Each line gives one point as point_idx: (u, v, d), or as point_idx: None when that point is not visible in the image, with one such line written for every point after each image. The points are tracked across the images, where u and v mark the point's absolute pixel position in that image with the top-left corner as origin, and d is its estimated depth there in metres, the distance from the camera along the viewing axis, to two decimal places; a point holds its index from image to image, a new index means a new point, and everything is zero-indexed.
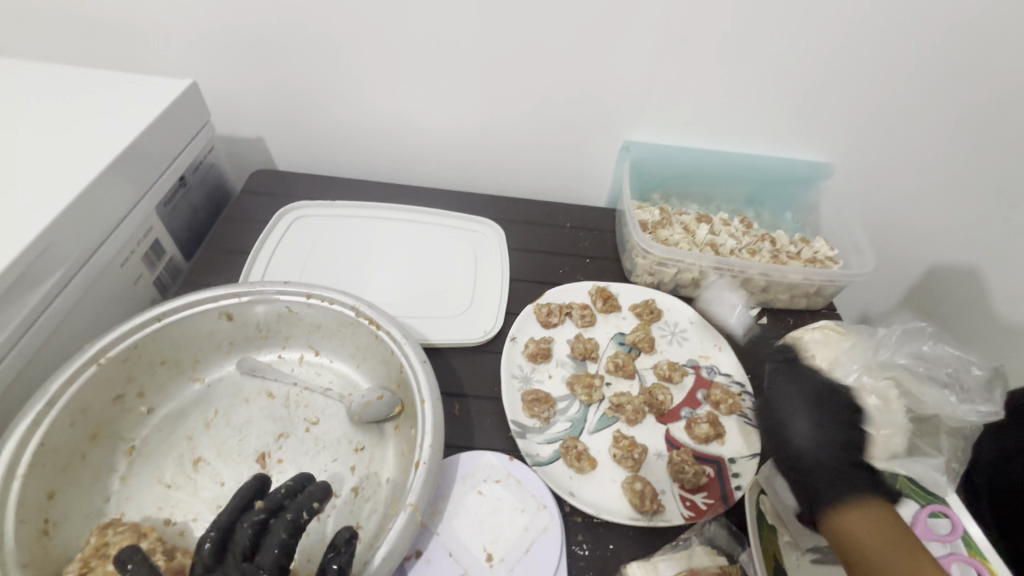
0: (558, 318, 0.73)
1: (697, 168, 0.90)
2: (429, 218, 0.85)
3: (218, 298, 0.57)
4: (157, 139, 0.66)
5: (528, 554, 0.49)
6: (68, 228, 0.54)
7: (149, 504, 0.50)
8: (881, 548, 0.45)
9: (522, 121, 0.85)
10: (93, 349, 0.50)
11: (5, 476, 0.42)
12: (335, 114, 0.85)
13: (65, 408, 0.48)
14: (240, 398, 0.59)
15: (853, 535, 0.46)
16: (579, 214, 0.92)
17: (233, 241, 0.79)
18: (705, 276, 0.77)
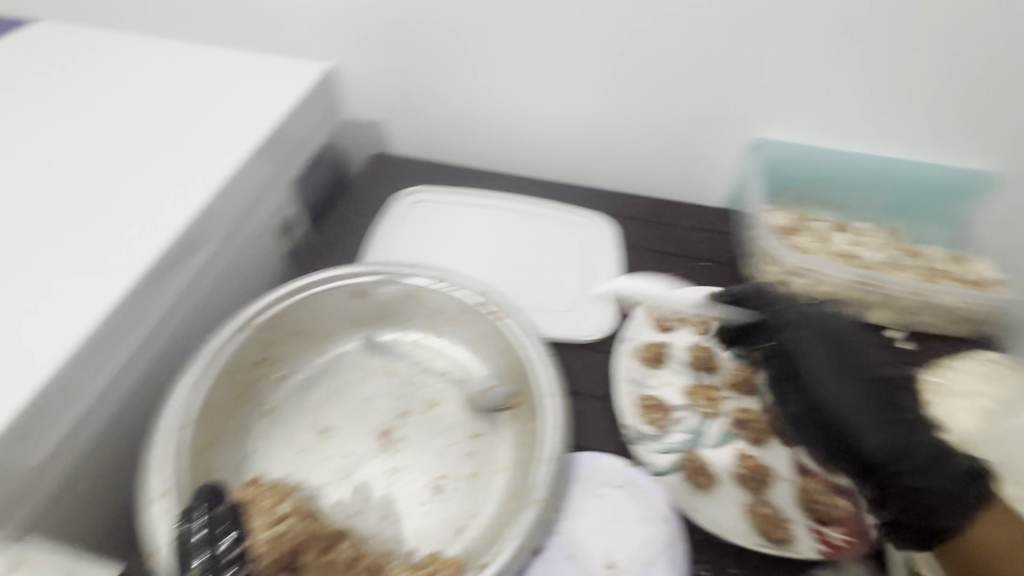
0: (676, 323, 0.69)
1: (834, 172, 0.83)
2: (541, 208, 0.83)
3: (353, 275, 0.59)
4: (302, 118, 0.70)
5: (651, 567, 0.47)
6: (226, 201, 0.59)
7: (285, 465, 0.53)
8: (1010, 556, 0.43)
9: (644, 114, 0.82)
10: (246, 315, 0.54)
11: (175, 422, 0.46)
12: (457, 100, 0.87)
13: (220, 367, 0.51)
14: (364, 373, 0.60)
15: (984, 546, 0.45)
16: (696, 214, 0.86)
17: (354, 220, 0.82)
18: (843, 290, 0.71)
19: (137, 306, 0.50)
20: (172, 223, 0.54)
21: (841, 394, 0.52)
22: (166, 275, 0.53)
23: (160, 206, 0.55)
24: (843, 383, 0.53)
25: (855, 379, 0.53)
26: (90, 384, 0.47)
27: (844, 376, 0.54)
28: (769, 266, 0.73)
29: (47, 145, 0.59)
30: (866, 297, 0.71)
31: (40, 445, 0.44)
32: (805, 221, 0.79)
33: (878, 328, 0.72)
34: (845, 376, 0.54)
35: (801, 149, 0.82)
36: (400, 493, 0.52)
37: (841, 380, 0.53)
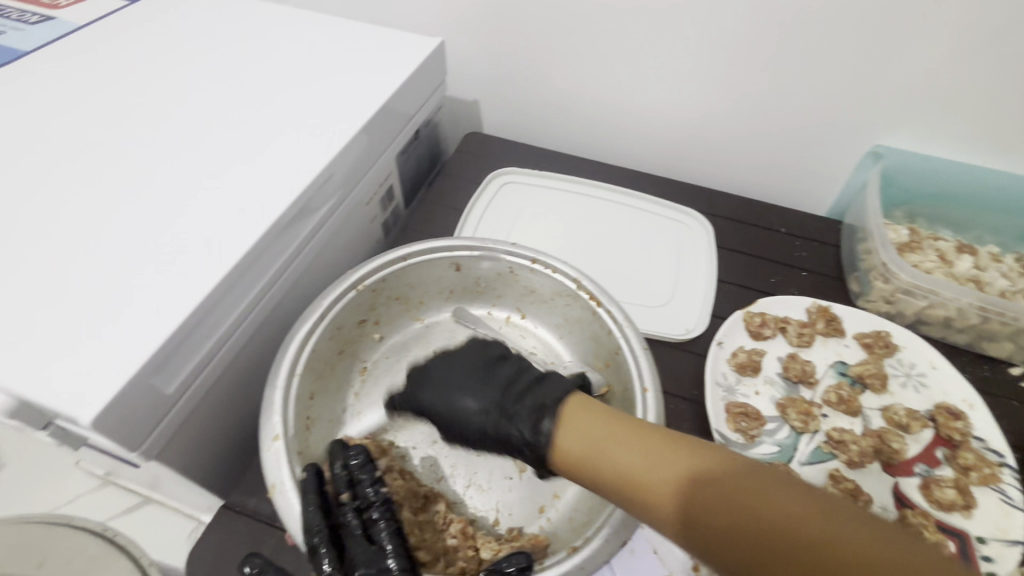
0: (773, 331, 0.66)
1: (963, 187, 0.76)
2: (635, 200, 0.81)
3: (453, 250, 0.60)
4: (409, 91, 0.70)
5: None
6: (342, 163, 0.60)
7: (378, 424, 0.55)
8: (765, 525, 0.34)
9: (755, 113, 0.78)
10: (355, 276, 0.55)
11: (288, 372, 0.48)
12: (557, 83, 0.86)
13: (329, 322, 0.53)
14: (454, 344, 0.62)
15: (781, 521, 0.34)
16: (797, 221, 0.82)
17: (447, 196, 0.84)
18: (964, 317, 0.65)
19: (260, 255, 0.51)
20: (298, 180, 0.55)
21: (521, 414, 0.44)
22: (286, 229, 0.54)
23: (285, 161, 0.56)
24: (463, 395, 0.48)
25: (464, 388, 0.48)
26: (217, 325, 0.48)
27: (453, 383, 0.49)
28: (880, 282, 0.69)
29: (182, 94, 0.62)
30: (988, 326, 0.64)
31: (171, 379, 0.45)
32: (926, 237, 0.73)
33: (999, 362, 0.66)
34: (443, 382, 0.49)
35: (929, 159, 0.75)
36: (486, 465, 0.52)
37: (454, 391, 0.48)
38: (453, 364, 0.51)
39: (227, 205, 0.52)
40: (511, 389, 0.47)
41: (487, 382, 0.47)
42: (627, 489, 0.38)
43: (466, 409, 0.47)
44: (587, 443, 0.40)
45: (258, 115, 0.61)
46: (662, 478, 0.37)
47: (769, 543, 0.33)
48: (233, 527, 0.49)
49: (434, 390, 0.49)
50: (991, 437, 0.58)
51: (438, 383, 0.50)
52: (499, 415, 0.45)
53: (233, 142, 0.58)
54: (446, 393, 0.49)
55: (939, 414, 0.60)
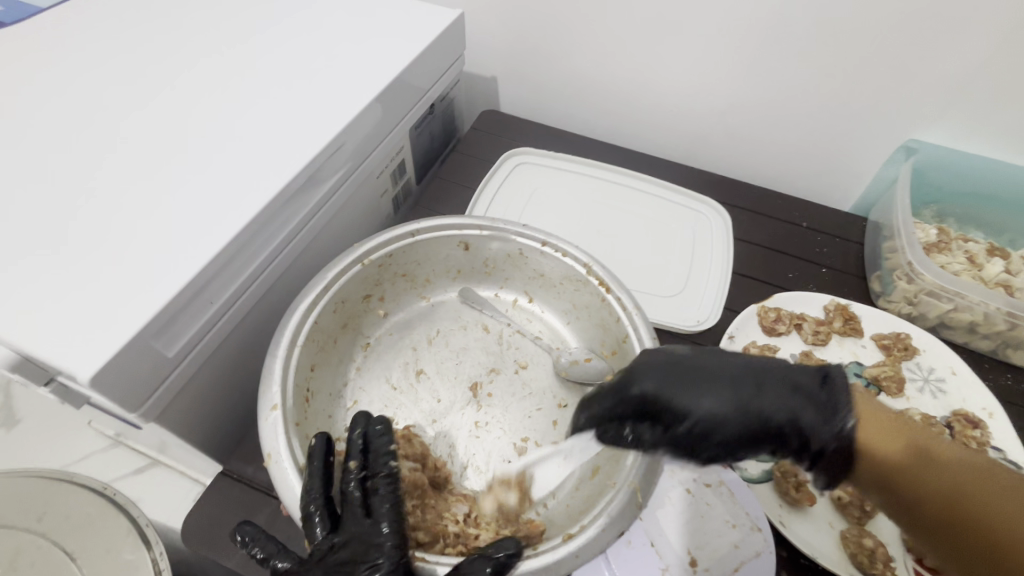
0: (787, 327, 0.64)
1: (1000, 187, 0.73)
2: (651, 187, 0.79)
3: (461, 228, 0.59)
4: (426, 64, 0.69)
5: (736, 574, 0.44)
6: (353, 134, 0.59)
7: (378, 400, 0.54)
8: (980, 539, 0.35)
9: (782, 100, 0.75)
10: (361, 250, 0.54)
11: (289, 343, 0.48)
12: (579, 63, 0.83)
13: (333, 295, 0.52)
14: (459, 324, 0.61)
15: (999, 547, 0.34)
16: (820, 215, 0.79)
17: (460, 174, 0.82)
18: (990, 323, 0.62)
19: (266, 223, 0.51)
20: (308, 148, 0.54)
21: (788, 401, 0.40)
22: (293, 199, 0.53)
23: (295, 129, 0.55)
24: (712, 394, 0.41)
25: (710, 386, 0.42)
26: (220, 293, 0.48)
27: (699, 381, 0.42)
28: (904, 282, 0.66)
29: (194, 57, 0.61)
30: (1015, 333, 0.62)
31: (173, 344, 0.44)
32: (957, 239, 0.70)
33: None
34: (675, 382, 0.42)
35: (965, 156, 0.72)
36: (486, 447, 0.52)
37: (699, 391, 0.41)
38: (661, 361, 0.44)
39: (234, 171, 0.51)
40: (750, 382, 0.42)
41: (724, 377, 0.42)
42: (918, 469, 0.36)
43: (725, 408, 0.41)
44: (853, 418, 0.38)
45: (271, 80, 0.60)
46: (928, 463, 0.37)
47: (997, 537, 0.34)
48: (228, 492, 0.49)
49: (680, 393, 0.42)
50: (1009, 447, 0.56)
51: (664, 383, 0.43)
52: (765, 412, 0.40)
53: (243, 106, 0.57)
54: (686, 396, 0.42)
55: (955, 421, 0.58)
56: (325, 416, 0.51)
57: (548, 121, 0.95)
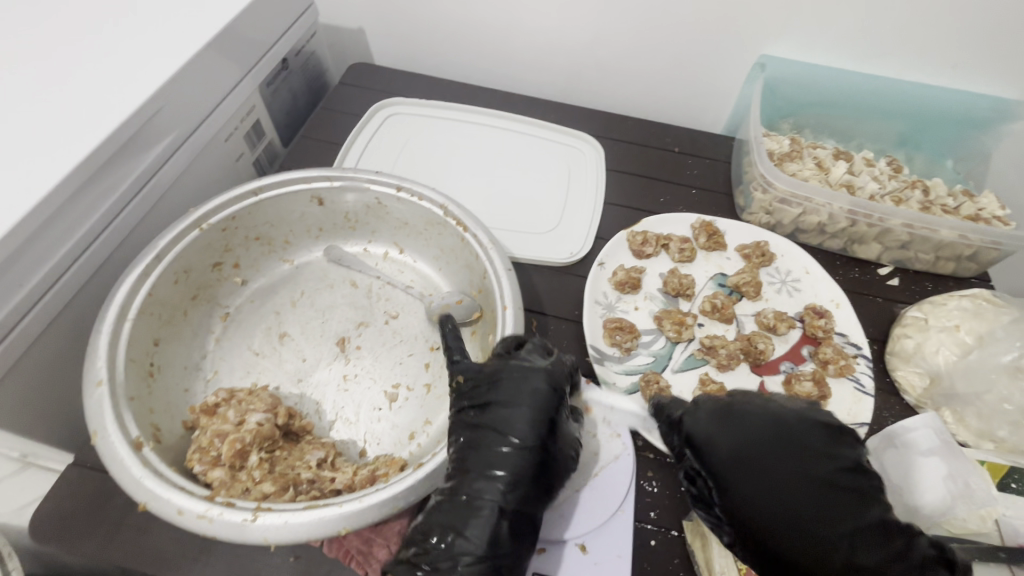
0: (654, 248, 0.66)
1: (846, 95, 0.76)
2: (525, 127, 0.79)
3: (311, 181, 0.56)
4: (263, 14, 0.64)
5: (596, 478, 0.48)
6: (178, 92, 0.54)
7: (239, 367, 0.52)
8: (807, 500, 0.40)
9: (642, 25, 0.75)
10: (196, 214, 0.51)
11: (118, 316, 0.45)
12: (440, 6, 0.80)
13: (170, 265, 0.49)
14: (326, 282, 0.59)
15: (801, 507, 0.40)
16: (690, 140, 0.82)
17: (329, 132, 0.79)
18: (834, 221, 0.67)
19: (78, 195, 0.46)
20: (120, 108, 0.48)
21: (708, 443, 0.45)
22: (109, 166, 0.48)
23: (102, 86, 0.49)
24: (794, 458, 0.41)
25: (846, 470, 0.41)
26: (30, 274, 0.44)
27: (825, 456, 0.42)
28: (760, 193, 0.69)
29: None
30: (856, 229, 0.67)
31: None
32: (807, 147, 0.74)
33: (868, 263, 0.70)
34: (796, 437, 0.43)
35: (810, 67, 0.75)
36: (354, 399, 0.51)
37: (805, 464, 0.41)
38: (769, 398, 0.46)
39: (27, 137, 0.45)
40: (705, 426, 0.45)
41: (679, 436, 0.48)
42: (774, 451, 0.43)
43: (757, 464, 0.41)
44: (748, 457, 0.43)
45: (68, 33, 0.52)
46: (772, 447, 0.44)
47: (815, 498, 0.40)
48: (79, 480, 0.46)
49: (756, 448, 0.42)
50: (851, 332, 0.62)
51: (751, 434, 0.43)
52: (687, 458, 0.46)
53: (32, 63, 0.50)
54: (772, 451, 0.42)
55: (807, 315, 0.62)
56: (179, 389, 0.49)
57: (423, 69, 0.91)
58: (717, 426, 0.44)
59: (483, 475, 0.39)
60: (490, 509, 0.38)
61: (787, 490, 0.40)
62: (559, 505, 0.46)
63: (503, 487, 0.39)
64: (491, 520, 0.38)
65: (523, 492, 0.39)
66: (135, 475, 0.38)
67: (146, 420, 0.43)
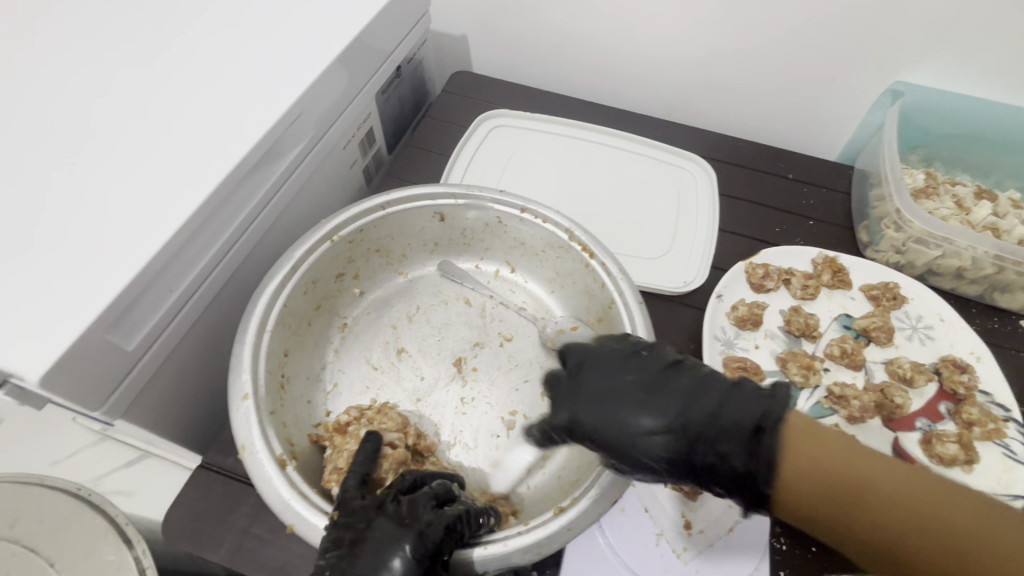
0: (775, 283, 0.62)
1: (990, 126, 0.70)
2: (633, 146, 0.76)
3: (435, 197, 0.56)
4: (387, 25, 0.63)
5: (731, 534, 0.45)
6: (312, 101, 0.54)
7: (359, 381, 0.52)
8: (825, 486, 0.33)
9: (765, 46, 0.72)
10: (329, 226, 0.51)
11: (259, 328, 0.45)
12: (549, 19, 0.79)
13: (303, 276, 0.49)
14: (440, 298, 0.59)
15: (796, 492, 0.34)
16: (806, 166, 0.77)
17: (434, 141, 0.79)
18: (978, 267, 0.62)
19: (224, 204, 0.47)
20: (263, 118, 0.49)
21: (644, 411, 0.39)
22: (250, 175, 0.49)
23: (245, 96, 0.50)
24: (674, 404, 0.38)
25: (610, 387, 0.41)
26: (179, 279, 0.45)
27: (596, 386, 0.42)
28: (892, 230, 0.65)
29: (122, 14, 0.54)
30: (1003, 276, 0.61)
31: (132, 336, 0.41)
32: (944, 183, 0.69)
33: (1010, 313, 0.64)
34: (633, 391, 0.40)
35: (949, 97, 0.70)
36: (472, 423, 0.50)
37: (621, 394, 0.40)
38: (551, 373, 0.48)
39: (182, 145, 0.46)
40: (656, 381, 0.40)
41: (622, 386, 0.40)
42: (840, 496, 0.33)
43: (606, 390, 0.41)
44: (675, 394, 0.39)
45: (216, 41, 0.54)
46: (804, 482, 0.34)
47: (869, 523, 0.33)
48: (208, 484, 0.47)
49: (588, 413, 0.40)
50: (997, 391, 0.56)
51: (577, 411, 0.41)
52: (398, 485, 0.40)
53: (184, 69, 0.51)
54: (597, 410, 0.40)
55: (944, 367, 0.57)
56: (304, 401, 0.49)
57: (523, 80, 0.90)
58: (554, 396, 0.44)
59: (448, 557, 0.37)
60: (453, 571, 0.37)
61: (609, 438, 0.39)
62: (691, 558, 0.44)
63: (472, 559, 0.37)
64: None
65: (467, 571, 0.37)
66: (284, 495, 0.38)
67: (283, 434, 0.43)
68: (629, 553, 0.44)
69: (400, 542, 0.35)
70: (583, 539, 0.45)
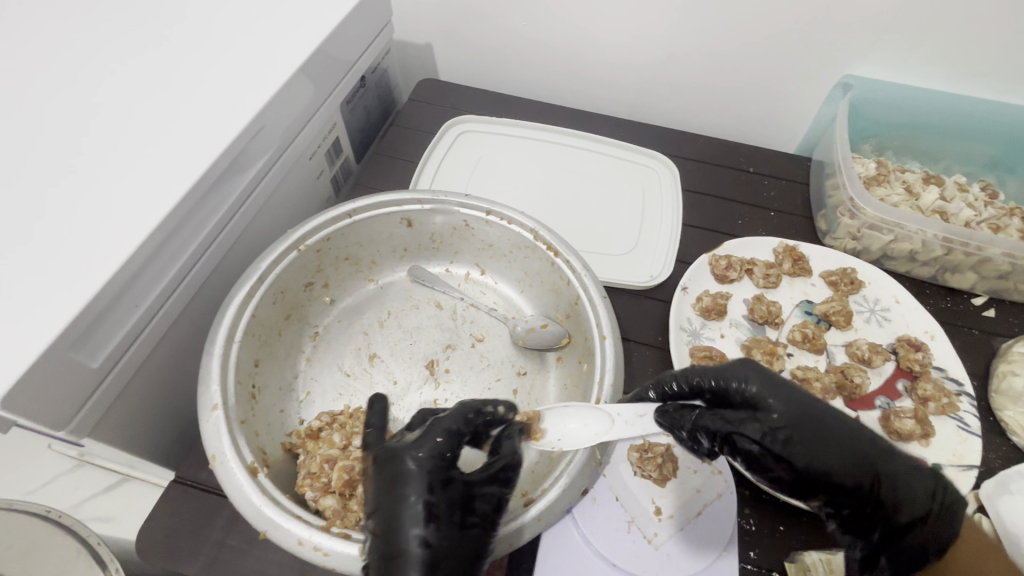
0: (738, 273, 0.64)
1: (935, 116, 0.74)
2: (597, 147, 0.78)
3: (401, 203, 0.56)
4: (349, 36, 0.64)
5: (700, 517, 0.46)
6: (274, 113, 0.54)
7: (332, 388, 0.53)
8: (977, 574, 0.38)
9: (720, 44, 0.74)
10: (295, 235, 0.51)
11: (226, 338, 0.45)
12: (512, 26, 0.80)
13: (271, 285, 0.50)
14: (411, 303, 0.59)
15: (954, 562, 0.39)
16: (766, 160, 0.80)
17: (402, 149, 0.80)
18: (928, 249, 0.64)
19: (188, 218, 0.47)
20: (225, 130, 0.49)
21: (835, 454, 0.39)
22: (213, 189, 0.49)
23: (206, 110, 0.50)
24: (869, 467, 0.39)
25: (838, 420, 0.40)
26: (144, 295, 0.45)
27: (829, 435, 0.39)
28: (847, 218, 0.67)
29: (76, 31, 0.54)
30: (952, 257, 0.64)
31: (97, 353, 0.41)
32: (894, 170, 0.72)
33: (961, 293, 0.67)
34: (832, 439, 0.39)
35: (896, 89, 0.73)
36: None
37: (830, 442, 0.39)
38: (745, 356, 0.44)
39: (141, 160, 0.46)
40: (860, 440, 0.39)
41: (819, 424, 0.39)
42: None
43: (811, 425, 0.39)
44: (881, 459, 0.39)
45: (173, 56, 0.54)
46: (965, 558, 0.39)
47: None
48: (182, 499, 0.47)
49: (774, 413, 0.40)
50: (950, 366, 0.59)
51: (813, 438, 0.39)
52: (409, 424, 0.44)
53: (142, 84, 0.51)
54: (831, 433, 0.39)
55: (900, 347, 0.60)
56: (276, 411, 0.49)
57: (489, 85, 0.92)
58: (756, 379, 0.41)
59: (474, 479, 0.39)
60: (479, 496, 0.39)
61: (827, 461, 0.39)
62: (663, 542, 0.45)
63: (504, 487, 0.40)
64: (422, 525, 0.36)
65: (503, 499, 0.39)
66: (254, 502, 0.38)
67: (254, 444, 0.43)
68: (601, 542, 0.45)
69: (410, 456, 0.38)
70: (556, 531, 0.46)
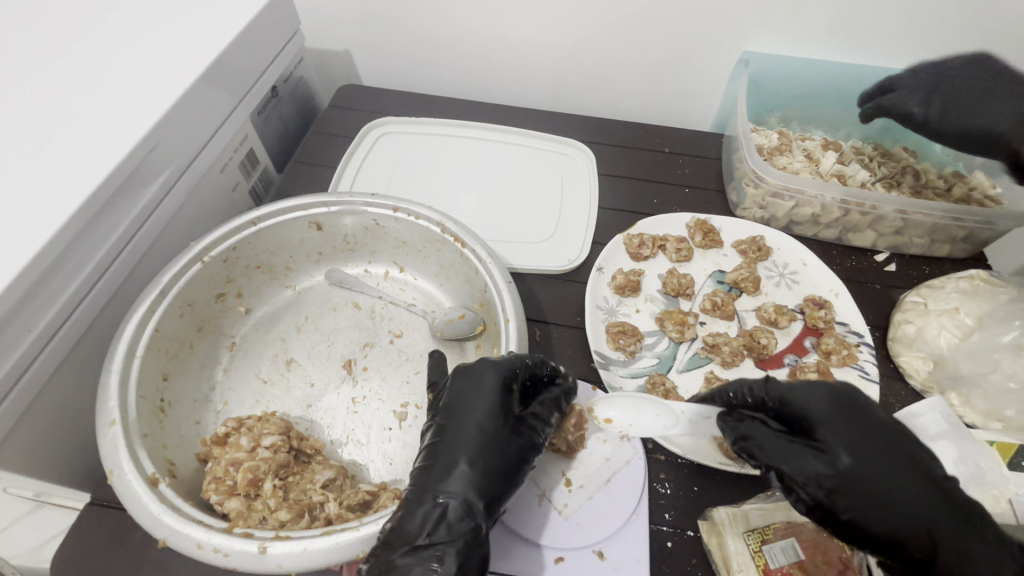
0: (651, 250, 0.67)
1: (832, 86, 0.77)
2: (515, 139, 0.80)
3: (308, 208, 0.57)
4: (251, 47, 0.63)
5: (608, 484, 0.49)
6: (171, 129, 0.54)
7: (248, 397, 0.53)
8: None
9: (623, 31, 0.76)
10: (197, 248, 0.51)
11: (127, 354, 0.45)
12: (423, 27, 0.81)
13: (175, 299, 0.50)
14: (329, 306, 0.60)
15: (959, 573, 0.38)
16: (681, 140, 0.82)
17: (323, 155, 0.80)
18: (828, 212, 0.67)
19: (80, 239, 0.47)
20: (114, 148, 0.49)
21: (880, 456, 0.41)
22: (106, 208, 0.49)
23: (93, 129, 0.50)
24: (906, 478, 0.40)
25: (893, 460, 0.41)
26: (37, 318, 0.44)
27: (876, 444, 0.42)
28: (752, 188, 0.70)
29: None
30: (850, 218, 0.67)
31: None
32: (796, 140, 0.75)
33: (864, 251, 0.70)
34: (879, 445, 0.42)
35: (793, 62, 0.76)
36: (365, 419, 0.52)
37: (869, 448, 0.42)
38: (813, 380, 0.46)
39: (23, 183, 0.45)
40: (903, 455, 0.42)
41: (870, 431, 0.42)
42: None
43: (860, 431, 0.42)
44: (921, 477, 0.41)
45: (58, 75, 0.53)
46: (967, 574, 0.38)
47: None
48: (96, 519, 0.47)
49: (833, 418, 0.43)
50: (852, 320, 0.62)
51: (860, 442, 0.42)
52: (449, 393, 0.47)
53: (22, 105, 0.50)
54: (893, 487, 0.40)
55: (806, 306, 0.63)
56: (190, 422, 0.50)
57: (410, 86, 0.93)
58: (823, 413, 0.43)
59: (441, 477, 0.39)
60: (453, 493, 0.39)
61: (882, 518, 0.39)
62: (573, 512, 0.47)
63: (469, 463, 0.40)
64: (427, 548, 0.37)
65: (485, 477, 0.40)
66: (152, 511, 0.38)
67: (160, 456, 0.44)
68: (517, 520, 0.47)
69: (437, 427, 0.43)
70: None
